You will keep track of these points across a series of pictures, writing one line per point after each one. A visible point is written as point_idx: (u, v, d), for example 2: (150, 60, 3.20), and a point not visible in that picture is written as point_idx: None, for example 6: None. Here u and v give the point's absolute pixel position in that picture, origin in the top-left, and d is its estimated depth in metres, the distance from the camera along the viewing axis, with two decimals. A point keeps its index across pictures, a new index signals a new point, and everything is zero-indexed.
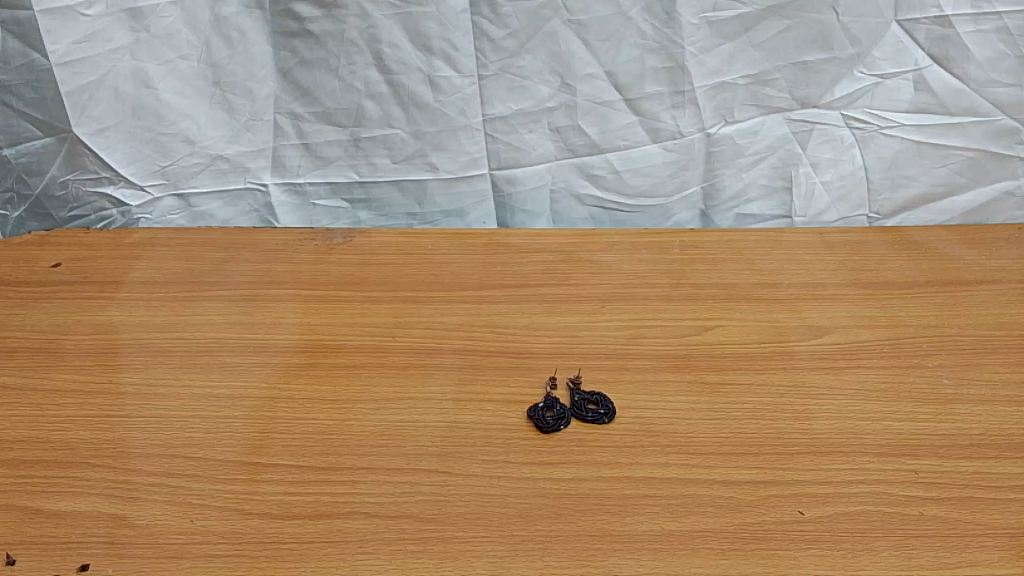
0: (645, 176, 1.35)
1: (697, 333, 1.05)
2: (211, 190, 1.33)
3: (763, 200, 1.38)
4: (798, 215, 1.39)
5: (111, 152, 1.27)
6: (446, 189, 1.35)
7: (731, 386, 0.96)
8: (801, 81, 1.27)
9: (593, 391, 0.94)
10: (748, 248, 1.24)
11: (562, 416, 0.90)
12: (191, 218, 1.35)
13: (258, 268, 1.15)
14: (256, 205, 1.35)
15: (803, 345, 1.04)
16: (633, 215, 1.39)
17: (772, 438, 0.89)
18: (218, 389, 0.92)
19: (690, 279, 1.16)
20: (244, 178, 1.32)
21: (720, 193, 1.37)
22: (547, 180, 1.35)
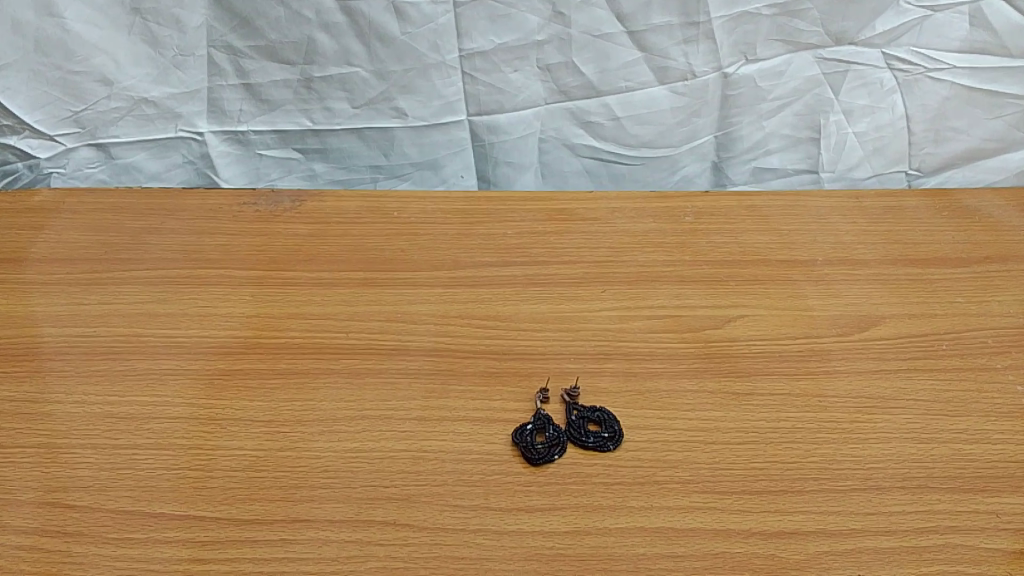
0: (650, 124, 1.13)
1: (720, 328, 0.86)
2: (135, 140, 1.11)
3: (787, 152, 1.17)
4: (825, 170, 1.17)
5: (11, 96, 1.05)
6: (418, 139, 1.14)
7: (763, 397, 0.78)
8: (837, 13, 1.05)
9: (594, 404, 0.76)
10: (773, 216, 1.05)
11: (554, 442, 0.72)
12: (114, 173, 1.13)
13: (186, 241, 0.95)
14: (190, 157, 1.13)
15: (845, 342, 0.86)
16: (633, 169, 1.18)
17: (816, 472, 0.71)
18: (123, 407, 0.73)
19: (706, 255, 0.97)
20: (174, 125, 1.10)
21: (735, 143, 1.15)
22: (535, 128, 1.13)
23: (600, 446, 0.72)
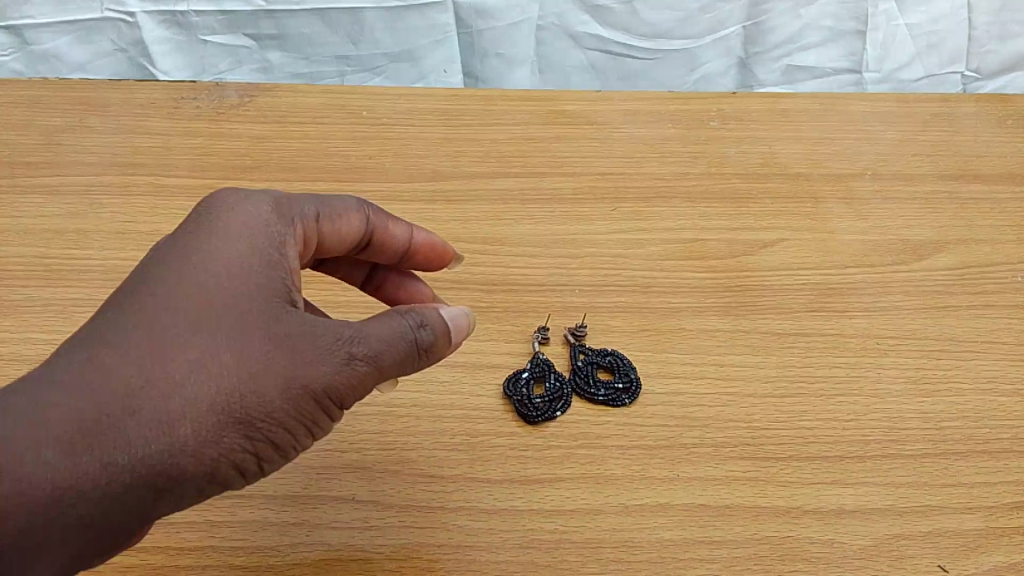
0: (670, 9, 0.97)
1: (755, 254, 0.72)
2: (54, 20, 0.93)
3: (826, 47, 1.00)
4: (868, 69, 1.00)
5: None
6: (392, 22, 0.97)
7: (809, 339, 0.65)
8: None
9: (604, 349, 0.62)
10: (813, 120, 0.89)
11: (556, 395, 0.58)
12: (30, 62, 0.96)
13: (110, 141, 0.78)
14: (121, 43, 0.96)
15: (903, 273, 0.72)
16: (648, 65, 1.01)
17: (878, 433, 0.58)
18: (23, 352, 0.61)
19: (736, 167, 0.81)
20: (101, 4, 0.93)
21: (765, 36, 0.99)
22: (531, 12, 0.97)
23: (612, 401, 0.58)
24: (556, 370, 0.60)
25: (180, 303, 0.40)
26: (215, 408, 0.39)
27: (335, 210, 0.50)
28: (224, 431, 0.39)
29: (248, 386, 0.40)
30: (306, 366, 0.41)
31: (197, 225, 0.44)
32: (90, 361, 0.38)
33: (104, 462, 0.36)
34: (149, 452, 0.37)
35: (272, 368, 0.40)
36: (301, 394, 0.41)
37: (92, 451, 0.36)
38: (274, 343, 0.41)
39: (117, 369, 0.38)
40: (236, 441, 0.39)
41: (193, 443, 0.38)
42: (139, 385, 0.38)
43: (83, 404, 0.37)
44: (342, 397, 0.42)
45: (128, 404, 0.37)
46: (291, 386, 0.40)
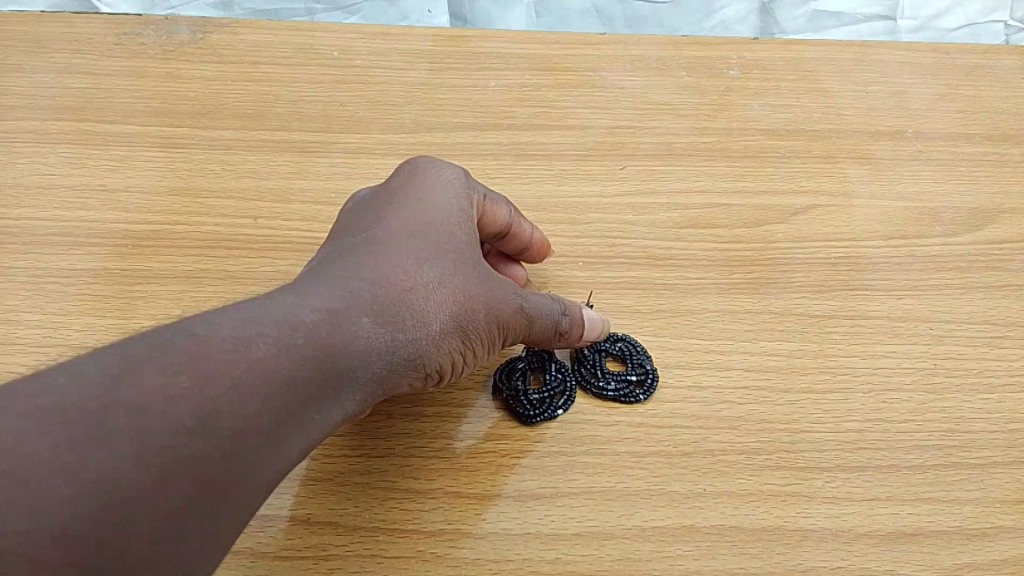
0: None
1: (785, 222, 0.62)
2: None
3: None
4: (903, 15, 0.90)
5: None
6: None
7: (850, 323, 0.55)
8: None
9: (615, 334, 0.52)
10: (846, 69, 0.78)
11: (557, 390, 0.49)
12: None
13: (36, 81, 0.67)
14: None
15: (954, 246, 0.63)
16: (659, 9, 0.92)
17: (936, 437, 0.49)
18: None
19: (759, 122, 0.71)
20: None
21: None
22: None
23: (625, 399, 0.49)
24: (558, 359, 0.51)
25: (447, 208, 0.44)
26: (479, 300, 0.43)
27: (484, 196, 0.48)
28: (477, 322, 0.43)
29: (496, 290, 0.44)
30: (510, 294, 0.44)
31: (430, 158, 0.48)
32: (383, 243, 0.42)
33: (401, 330, 0.40)
34: (427, 328, 0.41)
35: (502, 280, 0.45)
36: (523, 310, 0.45)
37: (381, 329, 0.39)
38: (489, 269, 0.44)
39: (395, 262, 0.41)
40: (476, 338, 0.43)
41: (458, 328, 0.42)
42: (429, 265, 0.41)
43: (386, 276, 0.40)
44: (541, 329, 0.46)
45: (404, 294, 0.40)
46: (517, 300, 0.45)
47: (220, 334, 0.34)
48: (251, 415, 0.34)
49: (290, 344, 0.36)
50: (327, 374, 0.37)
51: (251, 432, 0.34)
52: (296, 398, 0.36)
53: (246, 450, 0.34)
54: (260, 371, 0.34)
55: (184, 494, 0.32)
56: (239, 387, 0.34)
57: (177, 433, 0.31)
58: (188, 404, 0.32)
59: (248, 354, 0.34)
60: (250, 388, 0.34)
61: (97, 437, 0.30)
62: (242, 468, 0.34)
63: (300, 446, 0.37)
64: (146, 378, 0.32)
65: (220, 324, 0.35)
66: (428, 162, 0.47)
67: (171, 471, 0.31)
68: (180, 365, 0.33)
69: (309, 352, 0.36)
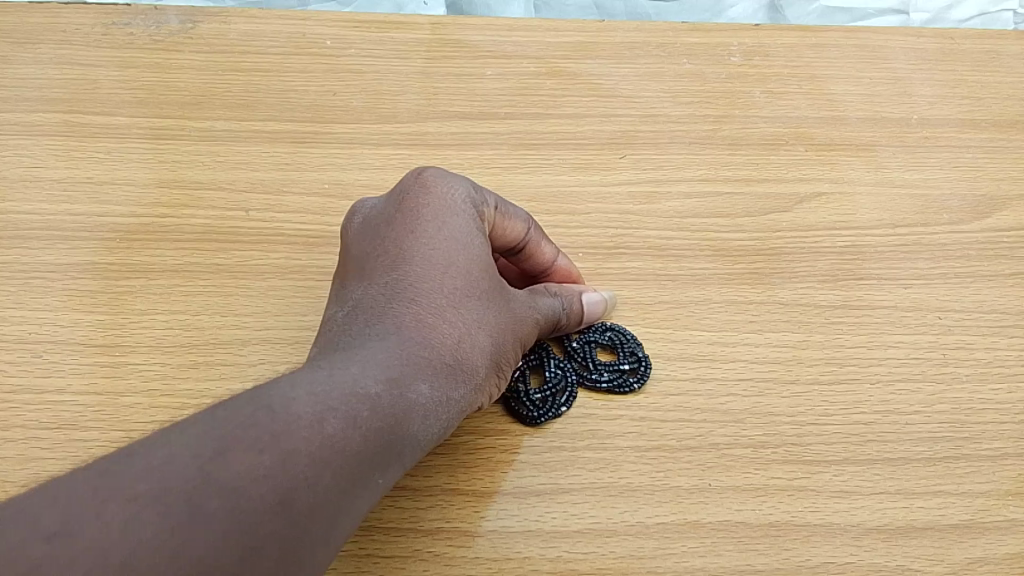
0: None
1: (789, 210, 0.61)
2: None
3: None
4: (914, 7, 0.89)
5: None
6: None
7: (856, 312, 0.54)
8: None
9: (603, 323, 0.51)
10: (849, 56, 0.77)
11: (559, 389, 0.47)
12: None
13: (22, 72, 0.66)
14: None
15: (961, 234, 0.61)
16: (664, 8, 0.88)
17: (946, 429, 0.48)
18: None
19: (761, 110, 0.70)
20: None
21: None
22: None
23: (621, 388, 0.48)
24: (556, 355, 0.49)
25: (474, 232, 0.43)
26: (512, 329, 0.43)
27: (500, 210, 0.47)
28: (511, 353, 0.43)
29: (523, 314, 0.44)
30: (532, 317, 0.45)
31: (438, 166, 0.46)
32: (421, 289, 0.40)
33: (456, 381, 0.40)
34: (474, 377, 0.41)
35: (524, 301, 0.45)
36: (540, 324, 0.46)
37: (436, 386, 0.39)
38: (513, 295, 0.44)
39: (437, 314, 0.40)
40: (510, 365, 0.44)
41: (497, 363, 0.43)
42: (469, 304, 0.41)
43: (434, 332, 0.39)
44: (548, 328, 0.47)
45: (453, 349, 0.40)
46: (536, 314, 0.45)
47: (292, 411, 0.34)
48: (329, 486, 0.33)
49: (354, 412, 0.35)
50: (393, 438, 0.37)
51: (330, 503, 0.33)
52: (369, 463, 0.35)
53: (331, 519, 0.33)
54: (334, 444, 0.34)
55: (278, 575, 0.31)
56: (315, 461, 0.33)
57: (265, 512, 0.31)
58: (272, 481, 0.32)
59: (321, 427, 0.34)
60: (329, 462, 0.34)
61: (197, 519, 0.30)
62: (324, 538, 0.33)
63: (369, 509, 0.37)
64: (232, 460, 0.32)
65: (288, 401, 0.34)
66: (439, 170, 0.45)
67: (268, 550, 0.31)
68: (262, 445, 0.32)
69: (377, 416, 0.36)
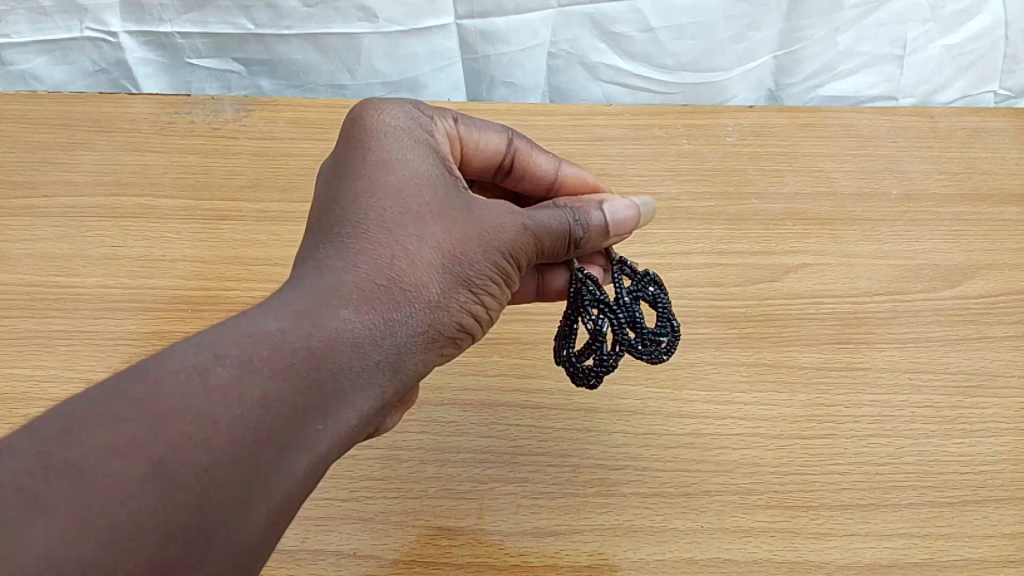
0: (695, 38, 0.86)
1: (776, 279, 0.68)
2: (30, 40, 0.85)
3: (860, 73, 0.90)
4: (904, 94, 0.92)
5: None
6: (389, 49, 0.87)
7: (835, 374, 0.61)
8: None
9: (648, 275, 0.54)
10: (835, 135, 0.85)
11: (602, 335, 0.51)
12: (9, 82, 0.88)
13: (100, 159, 0.75)
14: (101, 63, 0.87)
15: (934, 301, 0.68)
16: (671, 97, 0.91)
17: (913, 479, 0.55)
18: (14, 392, 0.58)
19: (755, 187, 0.77)
20: (80, 23, 0.84)
21: (799, 66, 0.89)
22: (543, 38, 0.86)
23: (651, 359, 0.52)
24: (594, 296, 0.52)
25: (400, 164, 0.44)
26: (466, 253, 0.43)
27: (478, 125, 0.52)
28: (476, 269, 0.43)
29: (485, 236, 0.44)
30: (503, 236, 0.45)
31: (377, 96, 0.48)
32: (345, 236, 0.41)
33: (395, 304, 0.40)
34: (423, 303, 0.41)
35: (490, 217, 0.45)
36: (528, 228, 0.46)
37: (370, 315, 0.39)
38: (466, 220, 0.44)
39: (366, 253, 0.41)
40: (474, 289, 0.43)
41: (455, 286, 0.43)
42: (402, 232, 0.42)
43: (361, 267, 0.40)
44: (555, 238, 0.48)
45: (387, 278, 0.40)
46: (517, 219, 0.46)
47: (172, 370, 0.34)
48: (219, 448, 0.33)
49: (253, 358, 0.35)
50: (315, 374, 0.37)
51: (224, 464, 0.33)
52: (277, 413, 0.35)
53: (229, 474, 0.33)
54: (222, 394, 0.34)
55: (163, 541, 0.31)
56: (199, 419, 0.33)
57: (132, 482, 0.31)
58: (138, 450, 0.31)
59: (202, 381, 0.34)
60: (218, 414, 0.33)
61: (38, 508, 0.29)
62: (227, 501, 0.33)
63: (307, 454, 0.36)
64: (87, 437, 0.31)
65: (171, 359, 0.34)
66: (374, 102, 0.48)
67: (137, 525, 0.31)
68: (125, 413, 0.32)
69: (283, 356, 0.36)
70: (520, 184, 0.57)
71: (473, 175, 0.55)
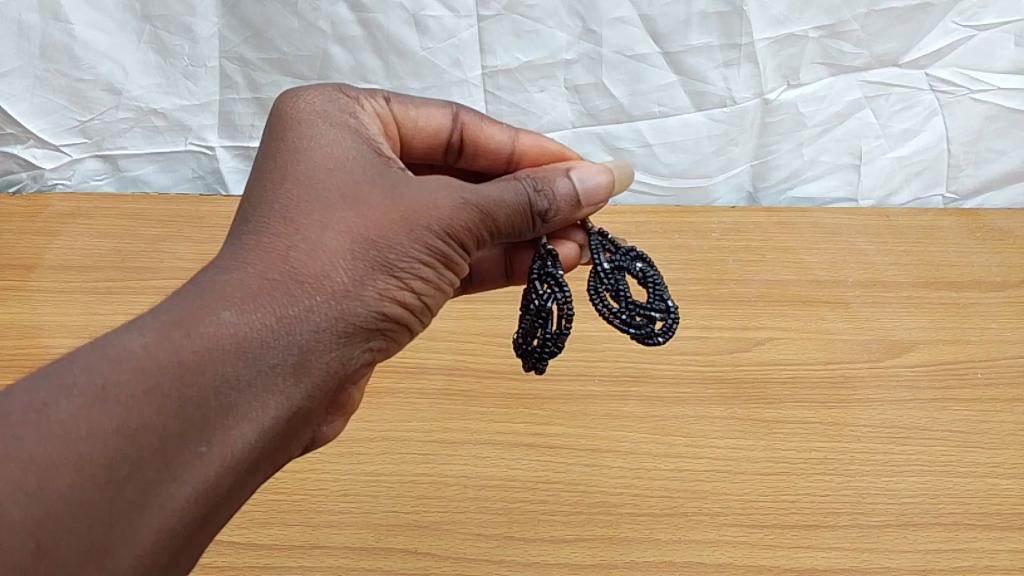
0: (684, 151, 1.04)
1: (746, 350, 0.84)
2: (144, 152, 1.04)
3: (826, 178, 1.08)
4: (864, 196, 1.08)
5: (14, 103, 0.99)
6: None
7: (789, 426, 0.76)
8: (884, 33, 0.97)
9: (633, 253, 0.66)
10: (802, 230, 1.02)
11: (550, 307, 0.61)
12: (122, 185, 1.07)
13: (203, 248, 0.93)
14: (200, 171, 1.06)
15: (875, 367, 0.84)
16: (666, 199, 1.09)
17: (848, 507, 0.70)
18: None
19: (733, 274, 0.94)
20: (184, 139, 1.03)
21: (772, 172, 1.07)
22: None
23: (645, 335, 0.62)
24: (542, 270, 0.62)
25: (296, 184, 0.50)
26: (361, 257, 0.49)
27: (422, 106, 0.64)
28: (379, 262, 0.50)
29: (387, 238, 0.50)
30: (408, 235, 0.50)
31: (295, 104, 0.55)
32: (231, 263, 0.47)
33: (284, 303, 0.46)
34: (317, 305, 0.47)
35: (400, 211, 0.50)
36: (467, 201, 0.52)
37: (249, 316, 0.45)
38: (366, 223, 0.50)
39: (250, 271, 0.47)
40: (392, 273, 0.50)
41: (357, 282, 0.49)
42: (286, 252, 0.48)
43: (245, 280, 0.46)
44: (513, 204, 0.54)
45: (271, 287, 0.46)
46: (455, 197, 0.52)
47: (18, 411, 0.39)
48: (71, 482, 0.38)
49: (108, 386, 0.40)
50: (188, 384, 0.42)
51: (78, 496, 0.38)
52: (143, 433, 0.40)
53: (89, 496, 0.38)
54: (69, 426, 0.39)
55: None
56: (47, 456, 0.38)
57: None
58: None
59: (50, 412, 0.39)
60: (64, 447, 0.38)
61: None
62: (95, 520, 0.38)
63: (194, 453, 0.42)
64: None
65: (26, 397, 0.39)
66: (284, 118, 0.54)
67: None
68: None
69: (147, 372, 0.41)
70: (481, 159, 0.69)
71: (433, 154, 0.67)
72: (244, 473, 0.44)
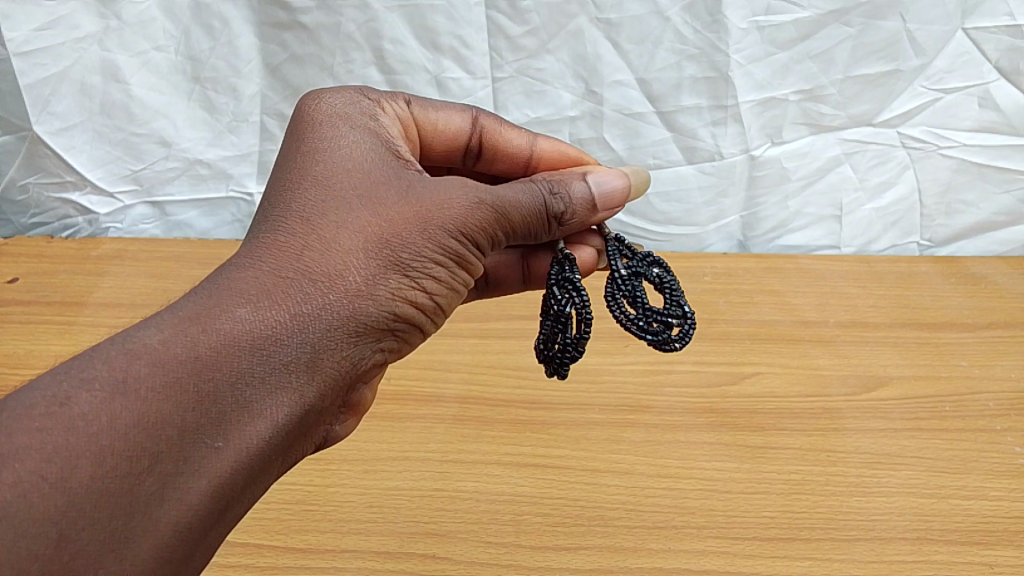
0: (678, 201, 1.14)
1: (733, 383, 0.93)
2: (188, 198, 1.15)
3: (809, 228, 1.17)
4: (845, 244, 1.18)
5: (75, 154, 1.10)
6: None
7: (770, 450, 0.84)
8: (860, 96, 1.06)
9: (650, 260, 0.75)
10: (787, 275, 1.10)
11: (569, 312, 0.68)
12: (167, 228, 1.18)
13: None
14: (239, 216, 1.16)
15: (851, 399, 0.92)
16: (662, 243, 1.18)
17: (822, 522, 0.77)
18: None
19: (724, 315, 1.03)
20: (226, 186, 1.14)
21: (759, 223, 1.17)
22: None
23: (662, 342, 0.69)
24: (559, 275, 0.70)
25: (313, 194, 0.58)
26: (371, 260, 0.56)
27: (450, 109, 0.74)
28: (389, 263, 0.56)
29: (395, 243, 0.57)
30: (414, 241, 0.58)
31: (317, 110, 0.64)
32: (250, 265, 0.54)
33: (298, 301, 0.52)
34: (329, 304, 0.54)
35: (409, 218, 0.58)
36: (480, 200, 0.60)
37: (263, 314, 0.51)
38: (377, 230, 0.57)
39: (267, 272, 0.53)
40: (403, 273, 0.57)
41: (366, 282, 0.55)
42: (300, 255, 0.54)
43: (262, 282, 0.52)
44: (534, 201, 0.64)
45: (288, 285, 0.53)
46: (465, 198, 0.60)
47: (44, 403, 0.43)
48: (90, 474, 0.42)
49: (130, 379, 0.45)
50: (207, 376, 0.47)
51: (96, 487, 0.42)
52: (160, 426, 0.45)
53: (112, 482, 0.43)
54: (91, 417, 0.43)
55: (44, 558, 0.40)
56: (69, 447, 0.42)
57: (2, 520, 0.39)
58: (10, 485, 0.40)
59: (72, 405, 0.43)
60: (85, 438, 0.42)
61: None
62: (117, 508, 0.42)
63: (215, 440, 0.47)
64: None
65: (52, 390, 0.44)
66: (304, 125, 0.63)
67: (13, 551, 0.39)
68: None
69: (168, 367, 0.46)
70: (504, 161, 0.78)
71: (459, 153, 0.76)
72: (258, 465, 0.49)
